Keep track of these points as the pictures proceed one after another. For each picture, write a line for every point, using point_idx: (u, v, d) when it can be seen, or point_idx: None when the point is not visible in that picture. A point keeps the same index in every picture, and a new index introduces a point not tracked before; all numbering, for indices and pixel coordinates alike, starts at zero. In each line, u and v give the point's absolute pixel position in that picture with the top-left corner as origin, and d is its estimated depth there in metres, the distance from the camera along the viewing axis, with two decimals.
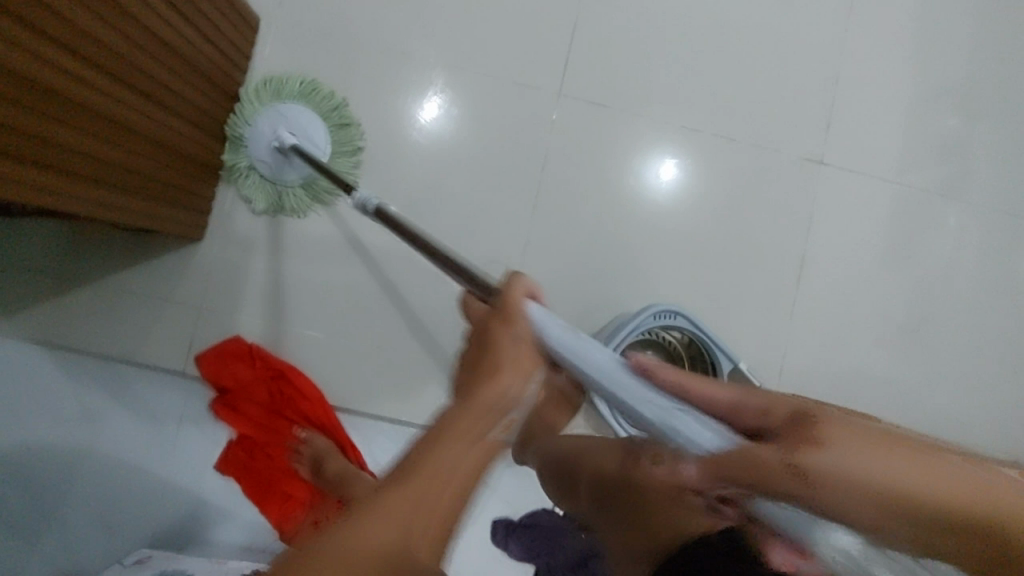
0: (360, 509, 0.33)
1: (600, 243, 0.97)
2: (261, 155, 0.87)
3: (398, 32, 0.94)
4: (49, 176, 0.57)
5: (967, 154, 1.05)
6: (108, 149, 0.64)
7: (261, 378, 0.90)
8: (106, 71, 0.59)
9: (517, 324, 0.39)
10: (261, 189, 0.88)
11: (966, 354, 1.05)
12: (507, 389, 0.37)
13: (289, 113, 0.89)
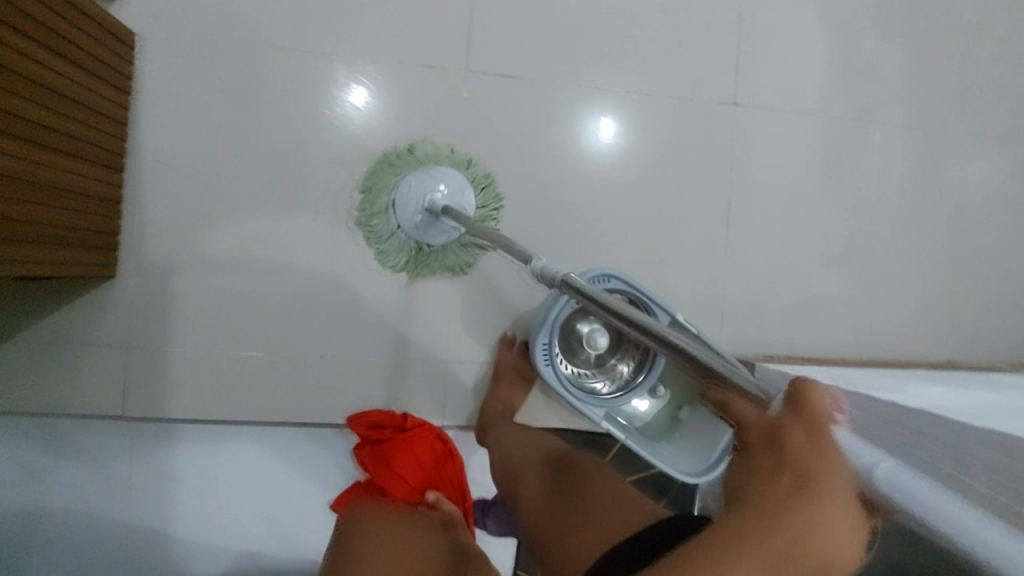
0: (774, 521, 0.39)
1: (538, 213, 0.96)
2: (410, 219, 0.89)
3: (289, 27, 0.90)
4: None
5: (883, 76, 1.07)
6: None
7: (414, 441, 0.89)
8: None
9: (830, 443, 0.41)
10: (404, 247, 0.91)
11: (901, 268, 1.10)
12: (852, 534, 0.40)
13: (436, 176, 0.89)
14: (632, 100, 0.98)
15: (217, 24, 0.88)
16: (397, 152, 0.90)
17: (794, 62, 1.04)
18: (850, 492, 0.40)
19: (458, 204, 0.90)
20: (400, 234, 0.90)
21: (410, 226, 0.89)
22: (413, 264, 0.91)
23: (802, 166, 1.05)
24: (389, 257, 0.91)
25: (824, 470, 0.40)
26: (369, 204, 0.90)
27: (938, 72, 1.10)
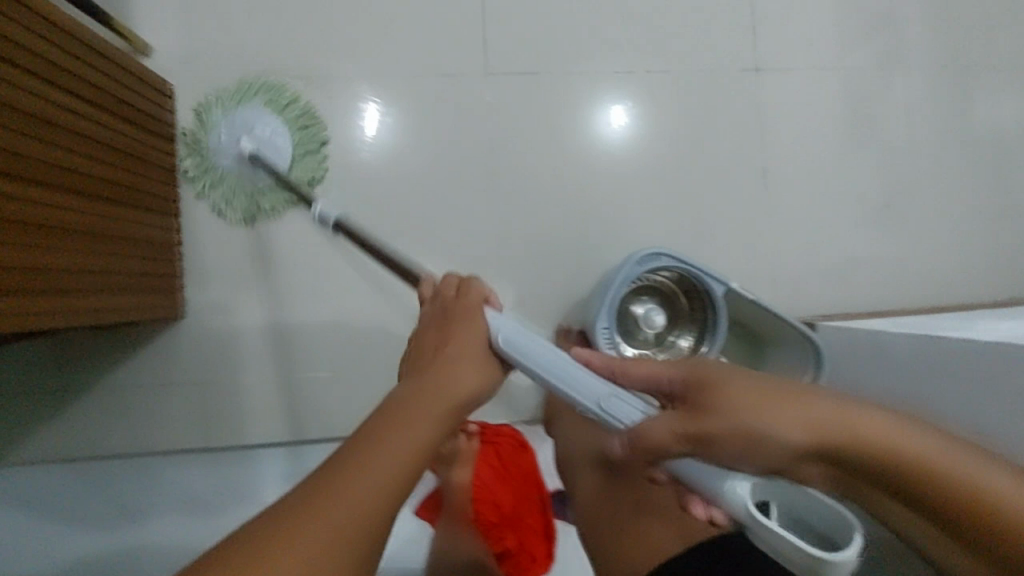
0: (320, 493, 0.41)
1: (571, 204, 0.98)
2: (230, 161, 0.88)
3: (310, 58, 0.93)
4: (35, 298, 0.59)
5: (899, 20, 1.06)
6: (55, 252, 0.62)
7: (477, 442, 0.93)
8: (19, 173, 0.57)
9: (475, 320, 0.56)
10: (231, 199, 0.89)
11: (945, 212, 1.08)
12: (468, 379, 0.51)
13: (252, 120, 0.89)
14: (649, 81, 0.99)
15: (244, 65, 0.92)
16: (222, 96, 0.89)
17: (808, 17, 1.03)
18: (483, 349, 0.55)
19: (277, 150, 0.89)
20: (220, 178, 0.89)
21: (229, 173, 0.89)
22: (242, 213, 0.90)
23: (830, 120, 1.04)
24: (221, 205, 0.90)
25: (456, 364, 0.52)
26: (192, 157, 0.88)
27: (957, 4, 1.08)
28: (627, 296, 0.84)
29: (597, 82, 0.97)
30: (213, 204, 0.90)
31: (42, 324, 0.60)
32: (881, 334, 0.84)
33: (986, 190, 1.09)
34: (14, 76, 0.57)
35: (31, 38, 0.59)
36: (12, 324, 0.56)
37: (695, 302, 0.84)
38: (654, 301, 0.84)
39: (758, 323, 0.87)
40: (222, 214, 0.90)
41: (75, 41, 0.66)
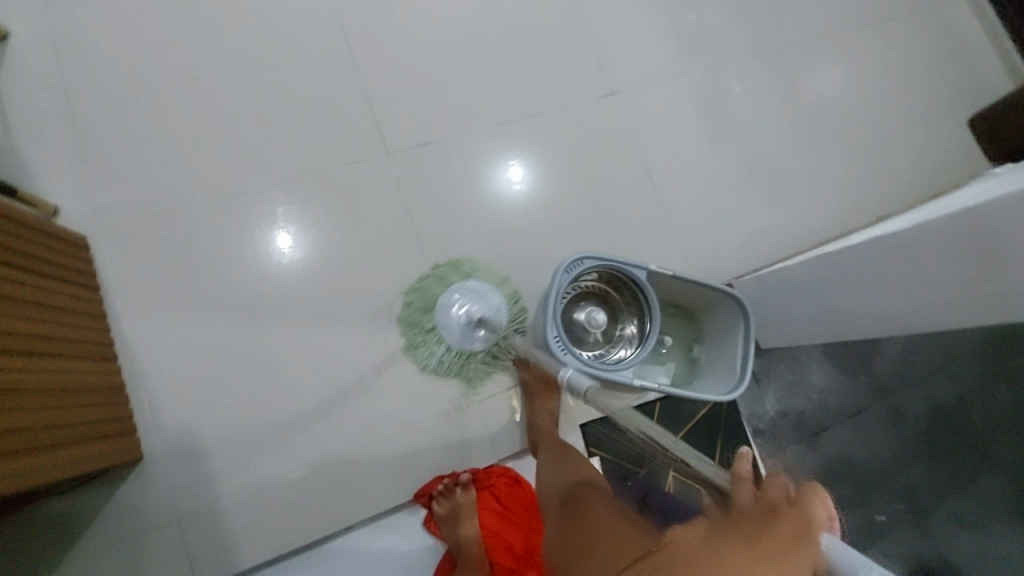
0: None
1: (495, 244, 1.06)
2: (453, 326, 0.98)
3: (218, 180, 0.98)
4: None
5: (714, 24, 1.25)
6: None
7: (488, 487, 0.94)
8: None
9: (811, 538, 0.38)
10: (435, 357, 0.98)
11: (812, 160, 1.23)
12: None
13: (474, 289, 1.01)
14: (529, 124, 1.12)
15: (159, 202, 0.96)
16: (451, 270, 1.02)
17: (647, 42, 1.21)
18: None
19: (496, 314, 1.00)
20: (437, 339, 0.99)
21: (457, 336, 0.98)
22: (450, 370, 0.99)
23: (693, 119, 1.21)
24: (430, 363, 0.98)
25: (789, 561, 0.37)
26: (414, 315, 1.00)
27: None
28: (567, 305, 0.92)
29: (485, 137, 1.10)
30: (413, 343, 0.99)
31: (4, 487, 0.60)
32: (784, 270, 0.96)
33: (851, 135, 1.25)
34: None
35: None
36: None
37: (625, 292, 0.92)
38: (592, 301, 0.93)
39: (685, 296, 0.97)
40: (414, 356, 0.99)
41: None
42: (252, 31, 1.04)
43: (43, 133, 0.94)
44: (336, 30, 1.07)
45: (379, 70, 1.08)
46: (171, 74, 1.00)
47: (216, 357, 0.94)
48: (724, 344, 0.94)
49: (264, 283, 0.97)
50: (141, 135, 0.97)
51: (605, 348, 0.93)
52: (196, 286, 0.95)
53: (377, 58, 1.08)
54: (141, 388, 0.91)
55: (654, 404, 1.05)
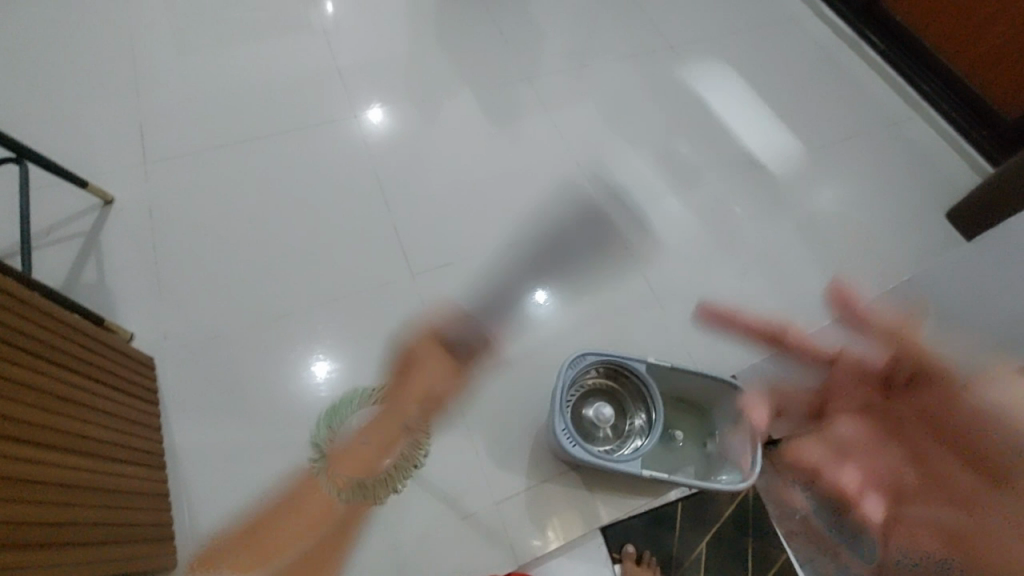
0: None
1: (508, 348, 1.16)
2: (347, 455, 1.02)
3: (265, 304, 1.14)
4: (66, 549, 0.68)
5: (690, 151, 1.44)
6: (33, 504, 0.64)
7: None
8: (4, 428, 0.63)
9: None
10: (351, 498, 1.00)
11: (800, 257, 1.32)
12: None
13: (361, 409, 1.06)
14: (534, 243, 1.28)
15: (216, 326, 1.11)
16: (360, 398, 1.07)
17: (634, 172, 1.40)
18: None
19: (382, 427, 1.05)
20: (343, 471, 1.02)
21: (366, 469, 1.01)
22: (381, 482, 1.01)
23: (683, 232, 1.34)
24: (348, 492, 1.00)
25: None
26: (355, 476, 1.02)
27: (740, 129, 1.48)
28: (575, 403, 0.98)
29: (496, 255, 1.25)
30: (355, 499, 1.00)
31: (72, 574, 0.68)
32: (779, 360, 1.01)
33: (836, 235, 1.35)
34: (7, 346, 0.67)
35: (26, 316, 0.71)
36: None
37: (629, 385, 0.98)
38: (597, 397, 0.99)
39: (691, 390, 1.02)
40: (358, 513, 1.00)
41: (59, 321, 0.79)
42: (303, 186, 1.27)
43: (126, 274, 1.14)
44: (371, 181, 1.30)
45: (406, 210, 1.28)
46: (237, 222, 1.21)
47: (251, 465, 1.02)
48: (732, 434, 0.96)
49: (299, 394, 1.08)
50: (207, 271, 1.16)
51: (614, 444, 0.97)
52: (239, 398, 1.06)
53: (405, 199, 1.29)
54: (182, 496, 0.98)
55: (677, 503, 1.04)
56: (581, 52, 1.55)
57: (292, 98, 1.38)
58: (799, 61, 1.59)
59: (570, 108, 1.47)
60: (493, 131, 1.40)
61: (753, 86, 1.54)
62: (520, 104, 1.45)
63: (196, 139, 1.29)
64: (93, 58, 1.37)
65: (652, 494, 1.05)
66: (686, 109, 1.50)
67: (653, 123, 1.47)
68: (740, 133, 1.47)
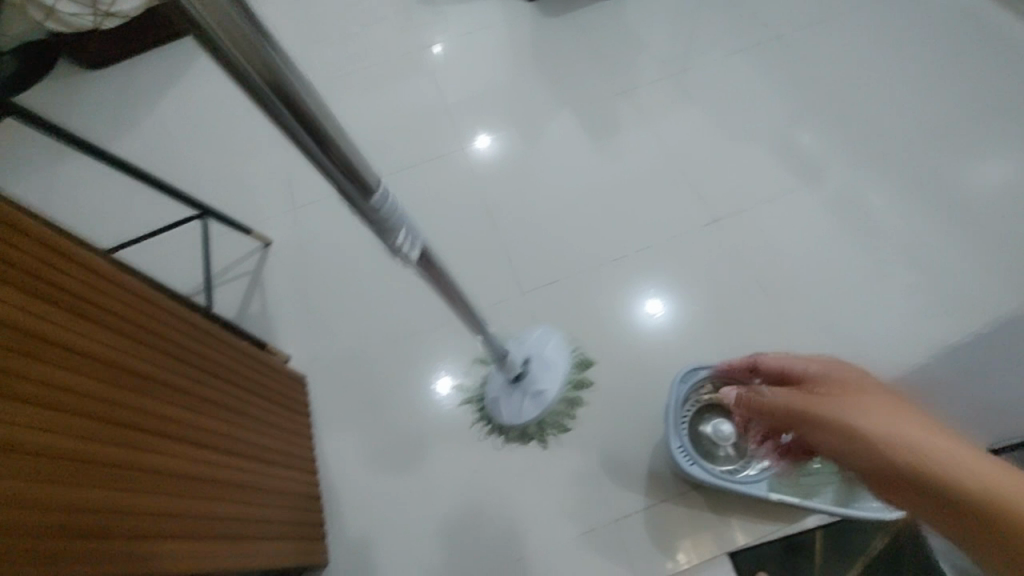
0: None
1: (620, 362, 1.15)
2: (500, 400, 1.11)
3: (392, 326, 1.26)
4: (231, 540, 0.79)
5: (810, 145, 1.33)
6: (114, 490, 0.60)
7: None
8: (107, 411, 0.63)
9: None
10: (475, 505, 1.07)
11: (956, 251, 1.15)
12: None
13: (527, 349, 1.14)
14: (642, 255, 1.26)
15: (352, 346, 1.25)
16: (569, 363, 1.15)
17: (747, 172, 1.33)
18: None
19: (541, 366, 1.11)
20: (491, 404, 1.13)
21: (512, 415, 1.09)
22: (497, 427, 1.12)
23: (807, 232, 1.23)
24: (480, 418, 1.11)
25: None
26: (478, 487, 1.08)
27: (867, 116, 1.34)
28: (692, 420, 0.95)
29: (603, 270, 1.26)
30: (480, 505, 1.06)
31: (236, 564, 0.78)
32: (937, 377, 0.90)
33: (1002, 222, 1.16)
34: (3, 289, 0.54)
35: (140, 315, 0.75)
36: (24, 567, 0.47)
37: None
38: (715, 413, 0.96)
39: None
40: (481, 520, 1.05)
41: (193, 326, 0.88)
42: (421, 217, 1.39)
43: (279, 303, 1.31)
44: (480, 205, 1.38)
45: (512, 231, 1.34)
46: (365, 253, 1.35)
47: (386, 472, 1.12)
48: None
49: (426, 410, 1.16)
50: (344, 299, 1.30)
51: (737, 464, 0.94)
52: (375, 410, 1.18)
53: (511, 222, 1.35)
54: (333, 501, 1.10)
55: (815, 532, 0.96)
56: (680, 57, 1.52)
57: (407, 136, 1.52)
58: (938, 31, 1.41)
59: (672, 114, 1.44)
60: (593, 147, 1.42)
61: (882, 68, 1.40)
62: (619, 119, 1.45)
63: (331, 182, 1.46)
64: (246, 119, 1.59)
65: (785, 520, 0.98)
66: (803, 102, 1.39)
67: (764, 121, 1.39)
68: (870, 119, 1.34)
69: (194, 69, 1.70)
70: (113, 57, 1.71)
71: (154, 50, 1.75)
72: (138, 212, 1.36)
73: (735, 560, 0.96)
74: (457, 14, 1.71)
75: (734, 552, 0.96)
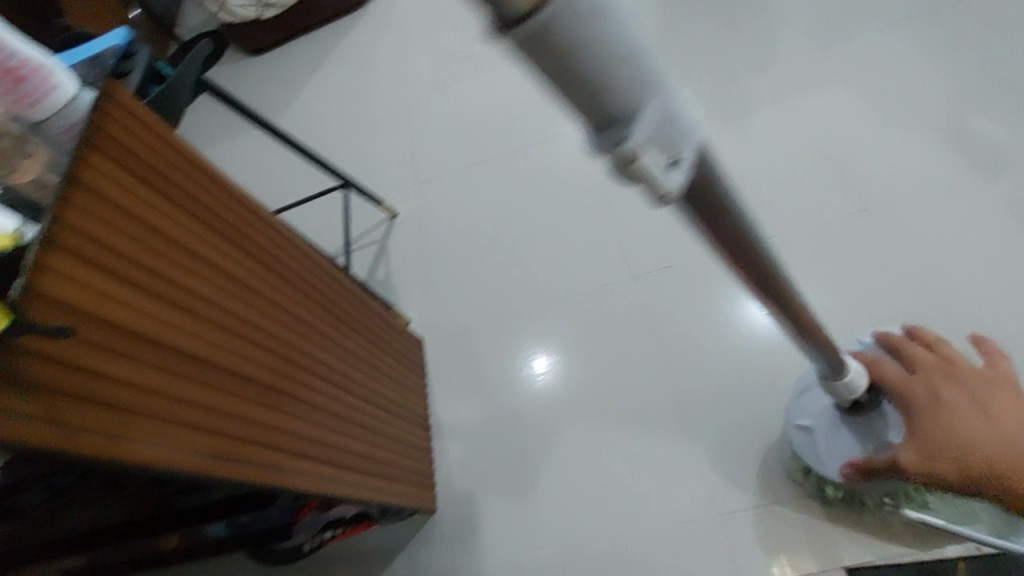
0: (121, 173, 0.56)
1: (738, 355, 1.10)
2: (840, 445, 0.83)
3: (505, 301, 1.31)
4: (363, 473, 0.89)
5: (986, 131, 1.17)
6: (271, 412, 0.70)
7: None
8: (276, 347, 0.74)
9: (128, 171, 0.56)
10: (576, 481, 1.09)
11: None
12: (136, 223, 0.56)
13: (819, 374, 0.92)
14: (770, 245, 1.19)
15: (467, 316, 1.32)
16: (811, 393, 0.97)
17: (904, 160, 1.19)
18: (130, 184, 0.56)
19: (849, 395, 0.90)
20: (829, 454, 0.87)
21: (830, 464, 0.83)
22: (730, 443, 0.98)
23: (975, 230, 1.09)
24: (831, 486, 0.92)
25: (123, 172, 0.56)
26: (580, 463, 1.10)
27: None
28: None
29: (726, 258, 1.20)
30: (580, 480, 1.08)
31: (367, 495, 0.88)
32: None
33: None
34: (202, 234, 0.66)
35: (299, 269, 0.87)
36: (197, 460, 0.57)
37: None
38: None
39: None
40: (582, 495, 1.07)
41: (337, 281, 0.99)
42: (540, 194, 1.41)
43: (403, 270, 1.41)
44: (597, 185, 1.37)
45: (630, 212, 1.32)
46: (483, 228, 1.41)
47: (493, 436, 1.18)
48: None
49: (533, 382, 1.20)
50: (461, 272, 1.37)
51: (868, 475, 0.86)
52: (485, 377, 1.24)
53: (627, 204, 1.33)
54: (443, 459, 1.18)
55: (956, 563, 0.87)
56: (824, 33, 1.39)
57: (529, 114, 1.54)
58: None
59: (815, 95, 1.32)
60: (723, 127, 1.35)
61: None
62: (751, 99, 1.36)
63: (454, 160, 1.53)
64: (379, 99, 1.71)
65: (920, 544, 0.89)
66: (976, 82, 1.22)
67: (924, 104, 1.24)
68: None
69: (334, 53, 1.86)
70: (268, 42, 1.91)
71: (303, 36, 1.93)
72: (289, 184, 1.53)
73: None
74: None
75: (853, 568, 0.90)
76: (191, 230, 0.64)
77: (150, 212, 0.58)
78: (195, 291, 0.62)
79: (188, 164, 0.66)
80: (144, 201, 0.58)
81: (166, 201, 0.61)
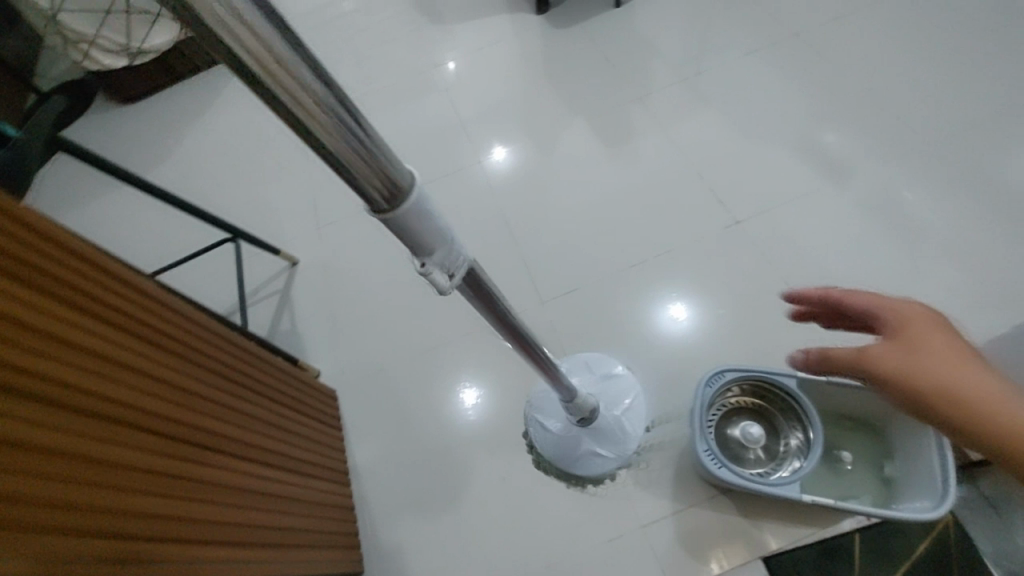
0: None
1: (647, 368, 1.15)
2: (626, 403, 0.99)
3: (419, 339, 1.28)
4: (285, 547, 0.84)
5: (830, 143, 1.33)
6: (175, 501, 0.65)
7: None
8: (174, 430, 0.69)
9: None
10: (506, 514, 1.07)
11: (985, 245, 1.15)
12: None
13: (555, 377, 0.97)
14: (663, 261, 1.26)
15: (380, 359, 1.28)
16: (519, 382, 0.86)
17: (767, 173, 1.32)
18: None
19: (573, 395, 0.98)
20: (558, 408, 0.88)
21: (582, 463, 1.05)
22: (617, 461, 1.05)
23: (831, 229, 1.23)
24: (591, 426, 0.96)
25: None
26: (507, 496, 1.09)
27: (889, 113, 1.34)
28: (719, 424, 1.00)
29: (626, 276, 1.26)
30: (510, 515, 1.07)
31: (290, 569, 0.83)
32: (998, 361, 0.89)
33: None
34: (73, 318, 0.59)
35: (191, 337, 0.81)
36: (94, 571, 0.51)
37: (781, 405, 0.98)
38: (745, 417, 1.00)
39: (857, 407, 0.95)
40: (512, 528, 1.06)
41: (237, 345, 0.93)
42: None
43: (309, 320, 1.35)
44: (499, 216, 1.40)
45: (532, 240, 1.35)
46: (390, 267, 1.39)
47: (419, 482, 1.14)
48: (917, 461, 0.86)
49: (455, 419, 1.18)
50: (372, 314, 1.33)
51: (770, 467, 0.97)
52: (404, 421, 1.20)
53: (531, 230, 1.37)
54: (368, 513, 1.13)
55: (853, 536, 0.95)
56: (687, 64, 1.53)
57: (427, 150, 1.55)
58: (946, 32, 1.43)
59: (688, 119, 1.44)
60: (611, 154, 1.43)
61: (897, 66, 1.40)
62: (635, 124, 1.47)
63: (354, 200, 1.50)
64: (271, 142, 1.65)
65: (822, 523, 0.96)
66: (819, 99, 1.40)
67: (782, 121, 1.39)
68: (890, 114, 1.34)
69: (219, 98, 1.78)
70: (140, 91, 1.79)
71: (181, 83, 1.83)
72: (173, 240, 1.42)
73: (772, 565, 0.95)
74: (468, 31, 1.76)
75: (768, 557, 0.95)
76: (59, 315, 0.58)
77: (12, 302, 0.52)
78: (73, 383, 0.56)
79: (47, 241, 0.59)
80: (2, 291, 0.51)
81: (25, 287, 0.54)
